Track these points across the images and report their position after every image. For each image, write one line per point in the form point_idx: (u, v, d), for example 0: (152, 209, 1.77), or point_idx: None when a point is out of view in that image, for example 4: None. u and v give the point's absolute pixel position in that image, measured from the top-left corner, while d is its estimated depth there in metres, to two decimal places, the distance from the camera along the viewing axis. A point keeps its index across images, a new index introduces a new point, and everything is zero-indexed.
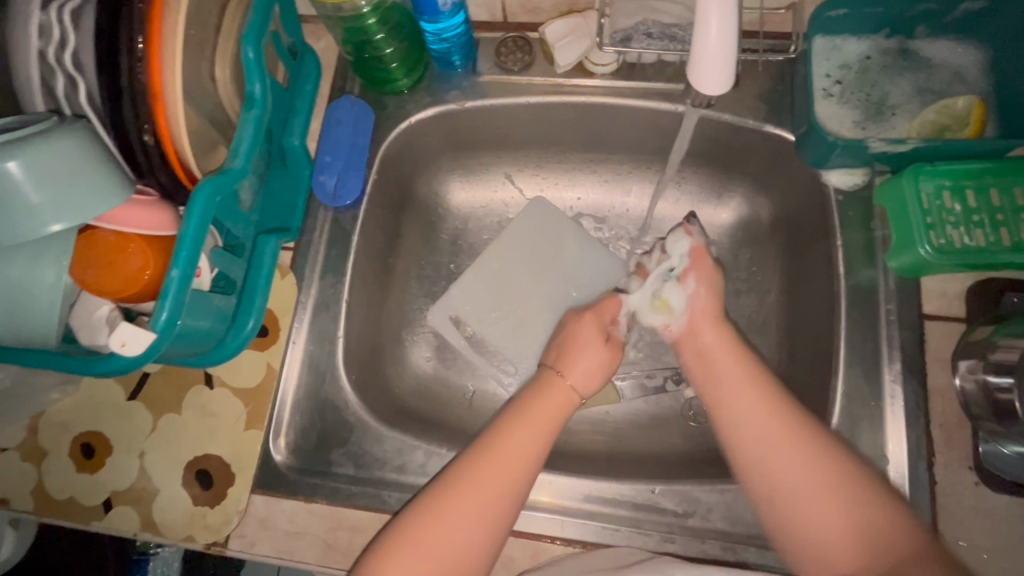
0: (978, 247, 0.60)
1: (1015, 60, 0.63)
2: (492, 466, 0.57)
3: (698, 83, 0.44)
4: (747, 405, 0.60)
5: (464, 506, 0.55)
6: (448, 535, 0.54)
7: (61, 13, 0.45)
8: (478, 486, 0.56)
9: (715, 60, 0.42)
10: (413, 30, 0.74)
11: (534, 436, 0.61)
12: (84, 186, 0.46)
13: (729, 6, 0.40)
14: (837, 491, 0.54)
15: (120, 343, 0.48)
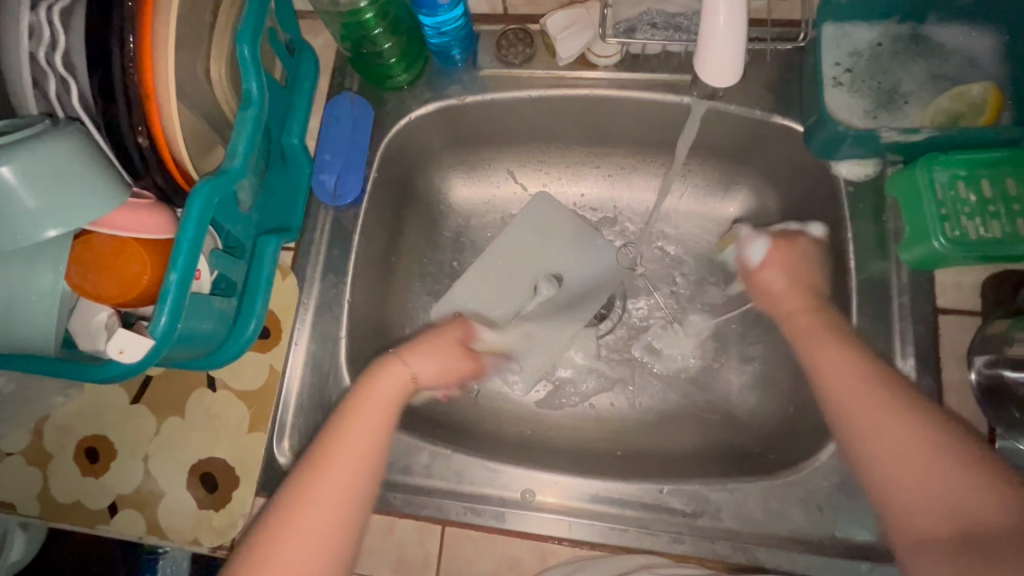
0: (994, 239, 0.59)
1: None
2: (328, 467, 0.55)
3: (708, 78, 0.42)
4: (845, 392, 0.57)
5: (309, 515, 0.53)
6: (303, 531, 0.52)
7: (51, 14, 0.44)
8: (315, 500, 0.54)
9: (723, 54, 0.40)
10: (411, 24, 0.73)
11: (369, 431, 0.59)
12: (78, 190, 0.46)
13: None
14: (941, 473, 0.49)
15: (118, 350, 0.48)
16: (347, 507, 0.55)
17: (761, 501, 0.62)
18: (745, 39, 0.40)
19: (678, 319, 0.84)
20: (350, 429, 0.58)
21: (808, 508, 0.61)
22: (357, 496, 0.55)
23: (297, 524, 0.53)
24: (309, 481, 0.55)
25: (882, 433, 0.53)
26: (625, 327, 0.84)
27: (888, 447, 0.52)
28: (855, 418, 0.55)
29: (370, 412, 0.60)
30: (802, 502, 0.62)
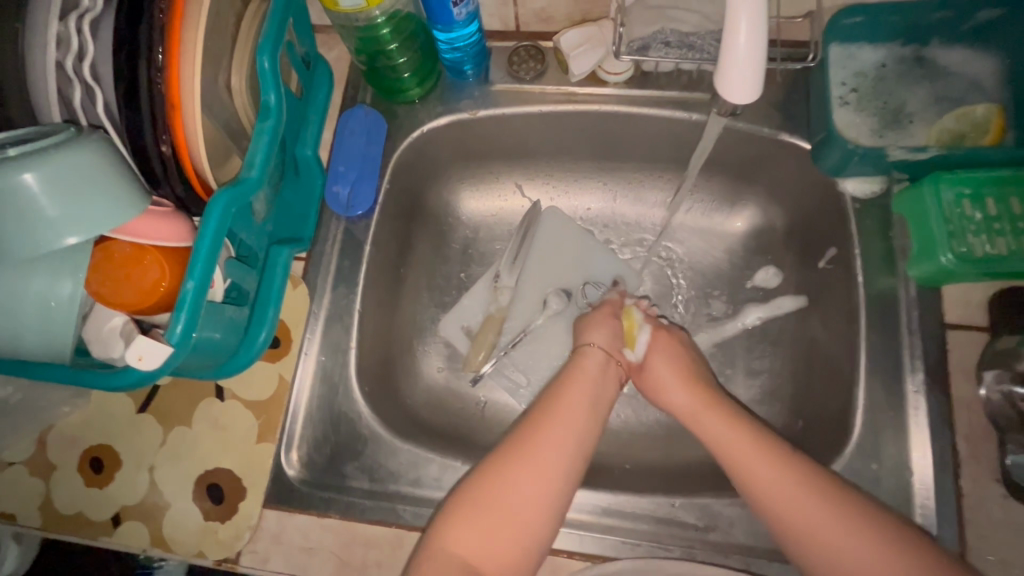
0: (1000, 256, 0.60)
1: None
2: (543, 440, 0.58)
3: (729, 96, 0.42)
4: (742, 458, 0.58)
5: (530, 471, 0.56)
6: (507, 500, 0.54)
7: (80, 24, 0.45)
8: (533, 459, 0.56)
9: (743, 74, 0.40)
10: (425, 39, 0.74)
11: (590, 401, 0.62)
12: (100, 198, 0.46)
13: (759, 16, 0.38)
14: (844, 534, 0.52)
15: (138, 357, 0.48)
16: (565, 473, 0.57)
17: None
18: (766, 56, 0.40)
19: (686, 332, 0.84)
20: (570, 402, 0.61)
21: None
22: (576, 464, 0.58)
23: (516, 477, 0.55)
24: (524, 444, 0.57)
25: (791, 506, 0.54)
26: None
27: (789, 511, 0.54)
28: (785, 509, 0.54)
29: (581, 387, 0.63)
30: None
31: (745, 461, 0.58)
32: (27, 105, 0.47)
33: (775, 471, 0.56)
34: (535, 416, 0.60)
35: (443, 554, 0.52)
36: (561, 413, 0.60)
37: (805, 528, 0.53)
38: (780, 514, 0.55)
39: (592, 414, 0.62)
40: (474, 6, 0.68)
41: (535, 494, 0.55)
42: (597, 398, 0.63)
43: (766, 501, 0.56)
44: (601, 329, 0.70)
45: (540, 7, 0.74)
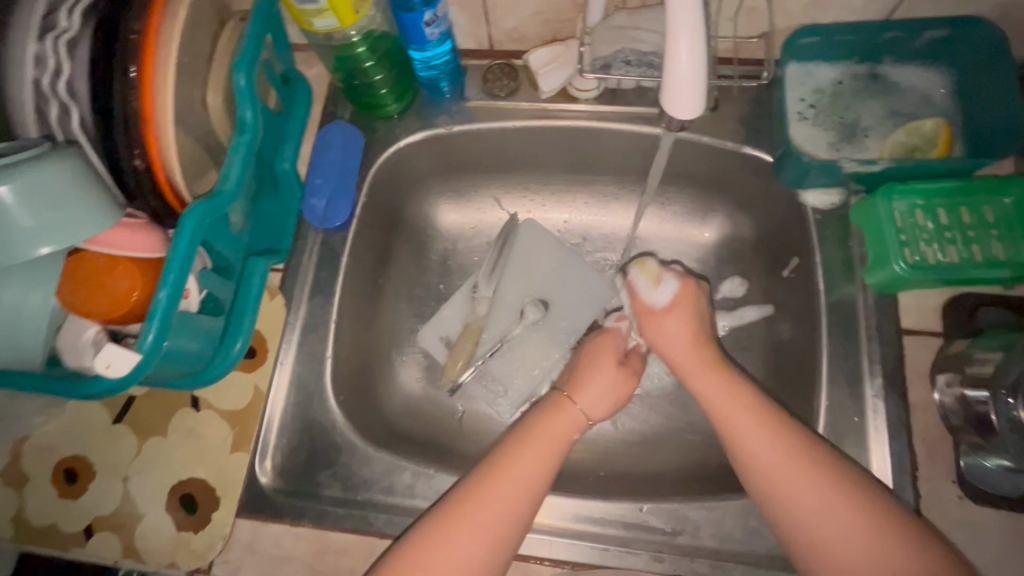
0: (952, 263, 0.62)
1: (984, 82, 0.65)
2: (477, 513, 0.58)
3: (676, 112, 0.44)
4: (755, 439, 0.60)
5: (467, 536, 0.57)
6: (440, 563, 0.55)
7: (57, 44, 0.47)
8: (472, 519, 0.58)
9: (688, 91, 0.43)
10: (402, 58, 0.77)
11: (534, 474, 0.61)
12: (73, 209, 0.47)
13: (698, 38, 0.41)
14: (847, 516, 0.54)
15: (105, 365, 0.49)
16: (500, 534, 0.58)
17: (739, 519, 0.63)
18: (707, 74, 0.43)
19: None
20: (516, 471, 0.61)
21: None
22: (514, 525, 0.58)
23: (451, 542, 0.56)
24: (463, 512, 0.58)
25: (784, 468, 0.58)
26: None
27: (779, 473, 0.58)
28: (782, 487, 0.57)
29: (537, 455, 0.63)
30: None
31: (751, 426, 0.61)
32: (4, 121, 0.49)
33: (776, 436, 0.60)
34: (474, 484, 0.60)
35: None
36: (507, 476, 0.61)
37: (790, 485, 0.57)
38: (762, 468, 0.59)
39: (546, 475, 0.62)
40: (447, 26, 0.70)
41: (469, 556, 0.56)
42: (550, 461, 0.63)
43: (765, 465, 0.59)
44: (594, 389, 0.70)
45: (512, 28, 0.77)
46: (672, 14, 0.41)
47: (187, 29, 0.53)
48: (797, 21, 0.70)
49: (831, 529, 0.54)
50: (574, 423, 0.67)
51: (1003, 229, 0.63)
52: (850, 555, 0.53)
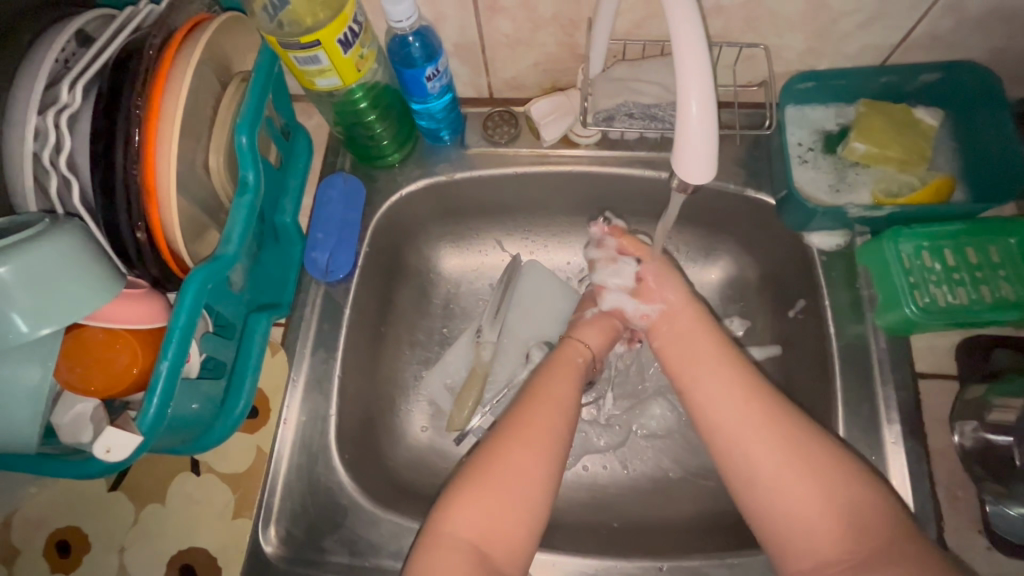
0: (962, 305, 0.62)
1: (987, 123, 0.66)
2: (530, 427, 0.61)
3: (684, 173, 0.43)
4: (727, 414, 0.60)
5: (524, 450, 0.59)
6: (505, 477, 0.58)
7: (58, 118, 0.46)
8: (526, 434, 0.61)
9: (697, 150, 0.42)
10: (402, 108, 0.77)
11: (566, 391, 0.66)
12: (76, 284, 0.46)
13: (708, 97, 0.40)
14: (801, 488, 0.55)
15: (105, 449, 0.47)
16: (552, 447, 0.61)
17: None
18: (718, 135, 0.42)
19: (668, 382, 0.84)
20: (550, 390, 0.65)
21: None
22: (559, 440, 0.62)
23: (512, 455, 0.59)
24: (515, 426, 0.61)
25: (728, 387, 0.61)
26: (617, 393, 0.84)
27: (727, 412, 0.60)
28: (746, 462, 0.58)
29: (565, 374, 0.68)
30: None
31: (708, 368, 0.64)
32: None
33: (728, 374, 0.62)
34: (518, 408, 0.64)
35: (448, 538, 0.55)
36: (540, 393, 0.65)
37: (741, 435, 0.59)
38: (713, 413, 0.61)
39: (574, 393, 0.66)
40: (447, 79, 0.70)
41: (529, 469, 0.58)
42: (573, 382, 0.67)
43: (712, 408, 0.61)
44: (591, 330, 0.74)
45: (511, 77, 0.77)
46: (680, 71, 0.40)
47: (189, 95, 0.53)
48: (793, 67, 0.71)
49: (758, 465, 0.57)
50: (576, 358, 0.71)
51: (1011, 270, 0.63)
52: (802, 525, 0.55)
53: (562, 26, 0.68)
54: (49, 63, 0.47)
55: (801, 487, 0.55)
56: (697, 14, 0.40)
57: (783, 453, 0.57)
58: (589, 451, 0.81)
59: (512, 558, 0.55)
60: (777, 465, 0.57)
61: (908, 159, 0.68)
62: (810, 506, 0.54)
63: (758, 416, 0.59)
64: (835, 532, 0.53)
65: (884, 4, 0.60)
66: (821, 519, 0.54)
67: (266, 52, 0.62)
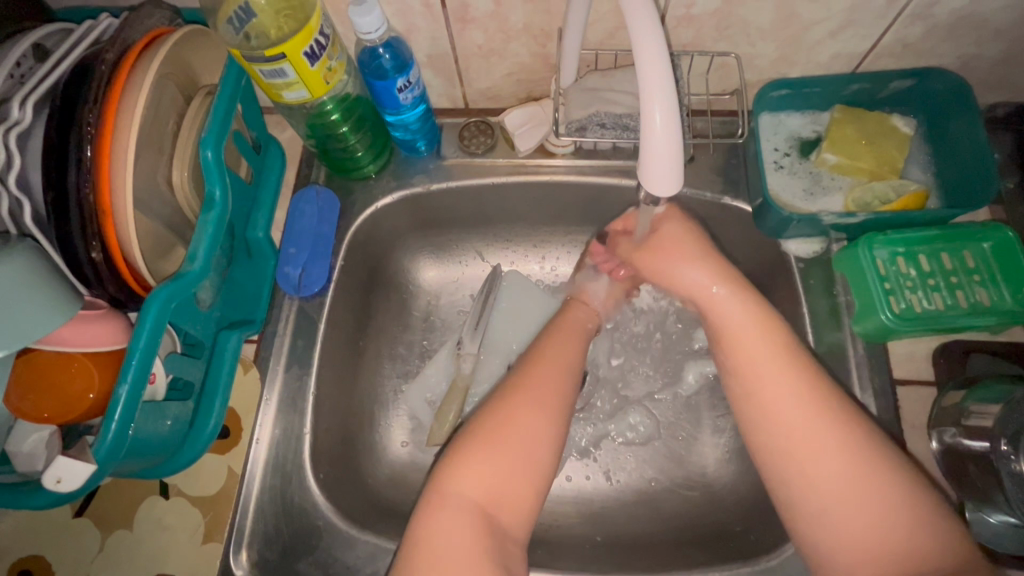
0: (937, 311, 0.62)
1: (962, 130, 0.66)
2: (536, 386, 0.60)
3: (650, 183, 0.43)
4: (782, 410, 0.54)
5: (535, 409, 0.58)
6: (515, 434, 0.56)
7: (7, 136, 0.44)
8: (533, 394, 0.59)
9: (663, 160, 0.41)
10: (377, 120, 0.76)
11: (568, 356, 0.65)
12: (27, 309, 0.44)
13: (672, 107, 0.40)
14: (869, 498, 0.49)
15: (55, 480, 0.45)
16: (558, 406, 0.60)
17: None
18: (683, 146, 0.41)
19: (651, 392, 0.83)
20: (553, 354, 0.64)
21: None
22: (565, 398, 0.61)
23: (522, 412, 0.58)
24: (521, 382, 0.60)
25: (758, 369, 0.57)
26: (600, 403, 0.83)
27: (773, 401, 0.55)
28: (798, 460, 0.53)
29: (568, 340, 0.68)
30: None
31: (750, 355, 0.58)
32: None
33: (778, 363, 0.56)
34: (521, 369, 0.63)
35: (454, 499, 0.53)
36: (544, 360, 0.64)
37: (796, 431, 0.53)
38: (773, 416, 0.54)
39: (577, 356, 0.66)
40: (420, 90, 0.69)
41: (540, 430, 0.57)
42: (577, 347, 0.67)
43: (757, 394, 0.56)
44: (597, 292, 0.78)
45: (486, 87, 0.77)
46: (644, 78, 0.40)
47: (149, 110, 0.52)
48: (766, 75, 0.71)
49: (803, 459, 0.52)
50: (583, 323, 0.73)
51: (984, 274, 0.63)
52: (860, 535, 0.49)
53: (534, 36, 0.68)
54: (1, 78, 0.46)
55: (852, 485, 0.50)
56: (659, 23, 0.40)
57: (836, 450, 0.51)
58: (573, 461, 0.80)
59: (517, 520, 0.55)
60: (822, 466, 0.51)
61: (877, 170, 0.68)
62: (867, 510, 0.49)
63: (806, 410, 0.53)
64: (897, 538, 0.47)
65: (852, 12, 0.61)
66: (879, 523, 0.48)
67: (231, 66, 0.60)
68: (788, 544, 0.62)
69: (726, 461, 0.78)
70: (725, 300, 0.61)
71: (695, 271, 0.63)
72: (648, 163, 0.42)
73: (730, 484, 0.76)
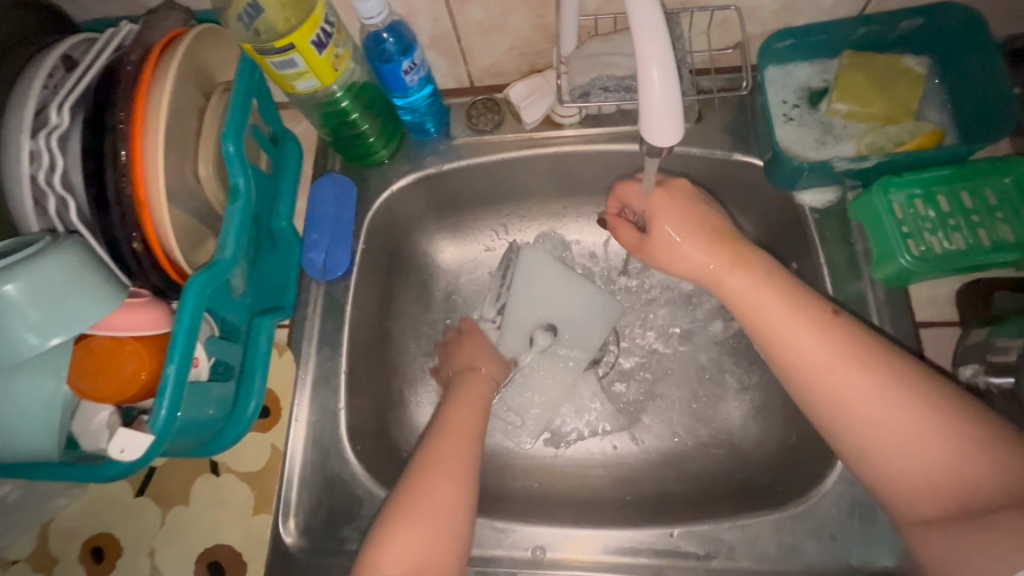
0: (960, 250, 0.61)
1: (979, 63, 0.64)
2: (443, 448, 0.62)
3: (651, 138, 0.44)
4: (820, 365, 0.53)
5: (443, 476, 0.60)
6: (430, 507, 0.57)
7: (49, 140, 0.49)
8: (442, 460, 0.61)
9: (662, 115, 0.42)
10: (385, 105, 0.78)
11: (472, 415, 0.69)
12: (80, 298, 0.48)
13: (669, 67, 0.41)
14: (928, 441, 0.49)
15: (119, 449, 0.49)
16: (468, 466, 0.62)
17: (771, 535, 0.62)
18: (680, 101, 0.42)
19: (673, 355, 0.84)
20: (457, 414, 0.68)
21: (820, 539, 0.61)
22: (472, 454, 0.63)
23: (434, 486, 0.59)
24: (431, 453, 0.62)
25: (819, 361, 0.53)
26: (624, 369, 0.85)
27: (837, 377, 0.53)
28: (851, 412, 0.52)
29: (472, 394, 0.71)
30: (814, 533, 0.62)
31: (802, 342, 0.54)
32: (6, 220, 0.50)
33: (822, 332, 0.54)
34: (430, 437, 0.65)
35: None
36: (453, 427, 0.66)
37: (867, 410, 0.51)
38: (805, 371, 0.54)
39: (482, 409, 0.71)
40: (425, 71, 0.71)
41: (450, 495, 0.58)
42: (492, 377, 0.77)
43: (812, 365, 0.54)
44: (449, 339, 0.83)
45: (490, 64, 0.78)
46: (639, 37, 0.41)
47: (173, 108, 0.54)
48: (771, 26, 0.70)
49: (884, 433, 0.50)
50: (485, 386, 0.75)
51: (1008, 211, 0.62)
52: (920, 477, 0.49)
53: (533, 7, 0.68)
54: (38, 89, 0.50)
55: (932, 446, 0.48)
56: None
57: (893, 404, 0.50)
58: (602, 427, 0.82)
59: None
60: (878, 443, 0.51)
61: (891, 114, 0.67)
62: (934, 472, 0.48)
63: (850, 364, 0.52)
64: (972, 488, 0.47)
65: None
66: (959, 477, 0.47)
67: (244, 61, 0.63)
68: (815, 490, 0.63)
69: (750, 418, 0.79)
70: (744, 283, 0.59)
71: (691, 239, 0.62)
72: (648, 117, 0.43)
73: (756, 440, 0.77)
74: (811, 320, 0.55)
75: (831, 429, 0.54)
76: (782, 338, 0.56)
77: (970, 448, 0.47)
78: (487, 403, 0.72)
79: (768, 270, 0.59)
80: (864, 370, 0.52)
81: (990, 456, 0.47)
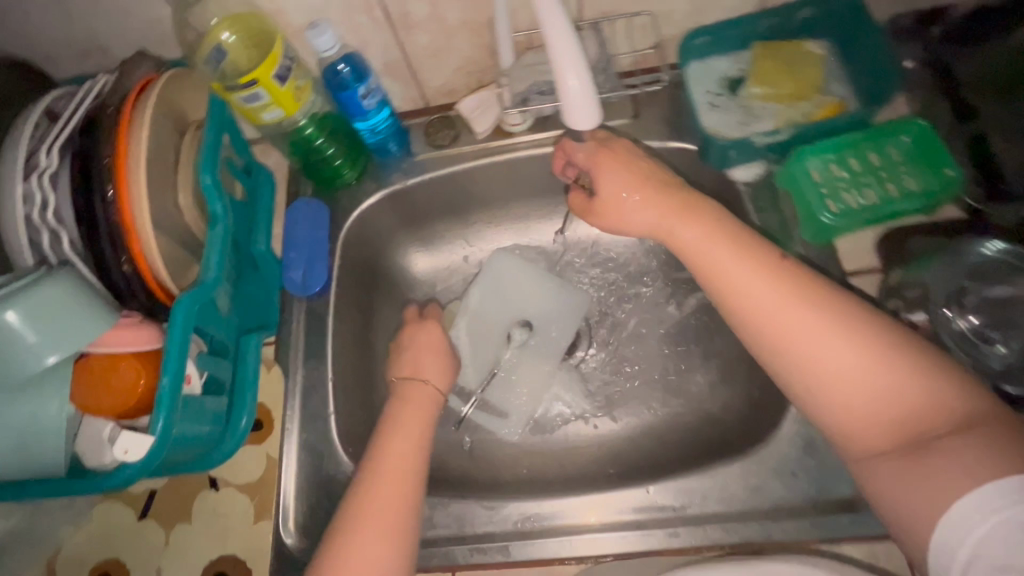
0: (872, 204, 0.69)
1: (868, 40, 0.73)
2: (368, 505, 0.61)
3: (577, 125, 0.60)
4: (771, 312, 0.57)
5: (370, 534, 0.59)
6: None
7: (41, 180, 0.54)
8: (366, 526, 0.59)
9: (580, 111, 0.59)
10: (349, 129, 0.85)
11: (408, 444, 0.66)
12: (77, 320, 0.53)
13: (581, 69, 0.56)
14: (869, 375, 0.52)
15: (123, 451, 0.53)
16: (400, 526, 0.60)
17: (740, 481, 0.67)
18: (595, 92, 0.57)
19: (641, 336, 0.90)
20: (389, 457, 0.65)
21: (784, 479, 0.66)
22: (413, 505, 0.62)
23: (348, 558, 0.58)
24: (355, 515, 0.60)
25: (768, 310, 0.57)
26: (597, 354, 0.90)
27: (786, 323, 0.56)
28: (802, 357, 0.55)
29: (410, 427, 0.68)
30: (778, 475, 0.66)
31: (755, 293, 0.58)
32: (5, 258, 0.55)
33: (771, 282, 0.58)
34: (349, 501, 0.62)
35: None
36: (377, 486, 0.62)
37: (809, 350, 0.54)
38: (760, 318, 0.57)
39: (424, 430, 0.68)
40: (381, 95, 0.78)
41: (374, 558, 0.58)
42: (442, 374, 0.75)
43: (764, 317, 0.57)
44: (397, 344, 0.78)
45: (441, 84, 0.85)
46: (554, 49, 0.55)
47: (151, 145, 0.60)
48: (686, 27, 0.79)
49: (831, 368, 0.53)
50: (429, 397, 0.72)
51: (909, 164, 0.69)
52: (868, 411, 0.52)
53: (472, 29, 0.76)
54: (28, 138, 0.56)
55: (879, 380, 0.52)
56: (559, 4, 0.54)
57: (842, 342, 0.53)
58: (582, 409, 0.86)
59: None
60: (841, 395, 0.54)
61: (801, 91, 0.75)
62: (881, 402, 0.52)
63: (798, 310, 0.56)
64: (912, 414, 0.51)
65: None
66: (901, 406, 0.51)
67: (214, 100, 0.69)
68: (777, 435, 0.68)
69: (717, 384, 0.84)
70: (697, 241, 0.63)
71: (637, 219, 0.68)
72: (570, 113, 0.59)
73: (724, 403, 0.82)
74: (760, 272, 0.59)
75: (779, 368, 0.57)
76: (735, 291, 0.59)
77: (910, 380, 0.51)
78: (431, 425, 0.69)
79: (716, 222, 0.64)
80: (814, 315, 0.55)
81: (927, 383, 0.51)
